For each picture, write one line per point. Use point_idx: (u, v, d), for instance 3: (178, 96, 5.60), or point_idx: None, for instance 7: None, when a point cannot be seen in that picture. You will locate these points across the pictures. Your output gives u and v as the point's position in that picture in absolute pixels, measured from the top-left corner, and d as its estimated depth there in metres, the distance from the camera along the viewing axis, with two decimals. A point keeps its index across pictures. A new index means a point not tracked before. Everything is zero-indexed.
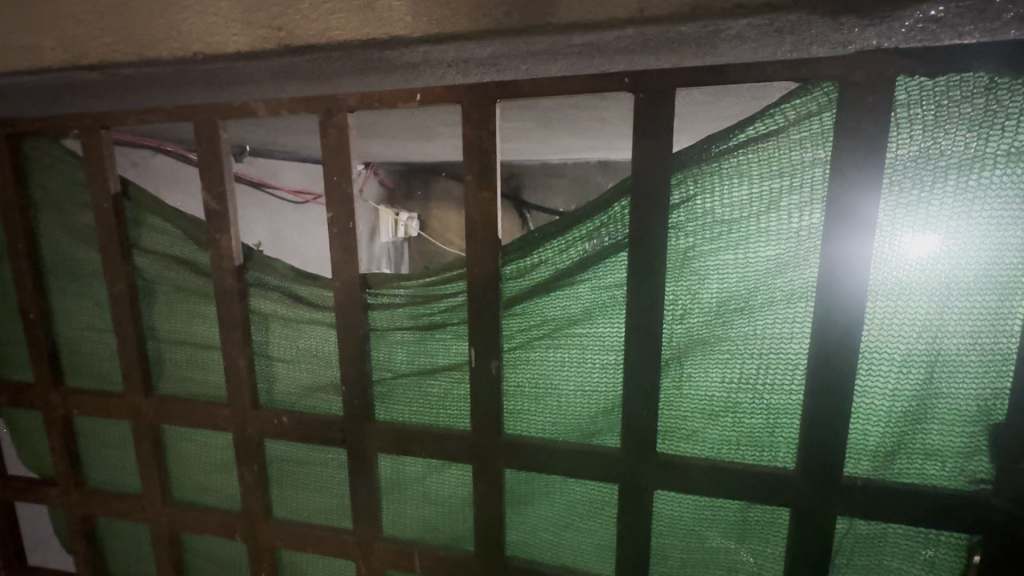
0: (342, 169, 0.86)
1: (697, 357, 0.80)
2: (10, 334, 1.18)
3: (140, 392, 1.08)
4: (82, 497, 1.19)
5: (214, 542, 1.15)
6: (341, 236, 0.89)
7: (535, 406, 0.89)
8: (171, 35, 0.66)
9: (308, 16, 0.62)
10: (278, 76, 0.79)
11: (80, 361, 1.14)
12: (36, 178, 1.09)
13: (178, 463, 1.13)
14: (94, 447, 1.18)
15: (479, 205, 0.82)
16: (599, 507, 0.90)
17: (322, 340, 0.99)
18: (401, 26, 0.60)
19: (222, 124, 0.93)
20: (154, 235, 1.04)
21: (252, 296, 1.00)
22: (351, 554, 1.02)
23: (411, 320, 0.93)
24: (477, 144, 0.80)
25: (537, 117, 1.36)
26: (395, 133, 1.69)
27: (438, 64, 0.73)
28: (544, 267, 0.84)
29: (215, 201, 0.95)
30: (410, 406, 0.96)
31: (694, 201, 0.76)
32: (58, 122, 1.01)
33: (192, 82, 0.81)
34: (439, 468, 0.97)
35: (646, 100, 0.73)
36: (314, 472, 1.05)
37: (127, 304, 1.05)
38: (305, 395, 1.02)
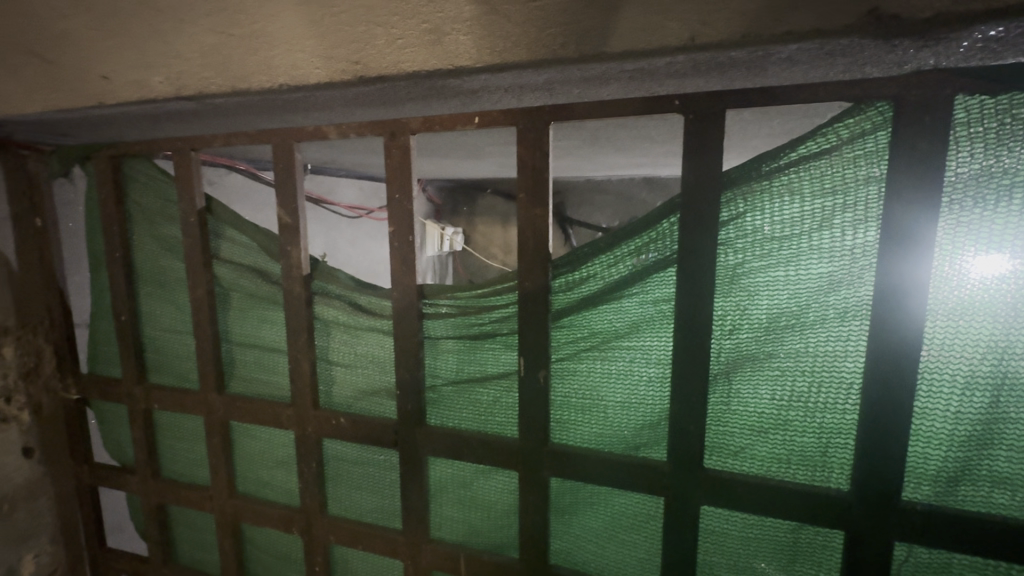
0: (403, 187, 0.92)
1: (746, 373, 0.80)
2: (104, 334, 1.31)
3: (213, 390, 1.17)
4: (157, 485, 1.29)
5: (272, 535, 1.22)
6: (401, 249, 0.95)
7: (582, 417, 0.91)
8: (261, 70, 0.75)
9: (382, 51, 0.68)
10: (350, 102, 0.86)
11: (162, 360, 1.26)
12: (134, 194, 1.22)
13: (243, 458, 1.21)
14: (170, 440, 1.29)
15: (531, 221, 0.85)
16: (644, 521, 0.91)
17: (379, 346, 1.05)
18: (466, 57, 0.65)
19: (296, 146, 1.02)
20: (232, 246, 1.14)
21: (316, 304, 1.07)
22: (400, 553, 1.06)
23: (463, 330, 0.98)
24: (531, 163, 0.84)
25: (585, 136, 1.40)
26: (447, 151, 1.77)
27: (496, 89, 0.79)
28: (594, 281, 0.88)
29: (288, 216, 1.03)
30: (460, 412, 1.00)
31: (744, 218, 0.77)
32: (155, 144, 1.13)
33: (274, 108, 0.90)
34: (486, 473, 1.00)
35: (697, 120, 0.75)
36: (368, 472, 1.10)
37: (206, 309, 1.15)
38: (362, 398, 1.08)
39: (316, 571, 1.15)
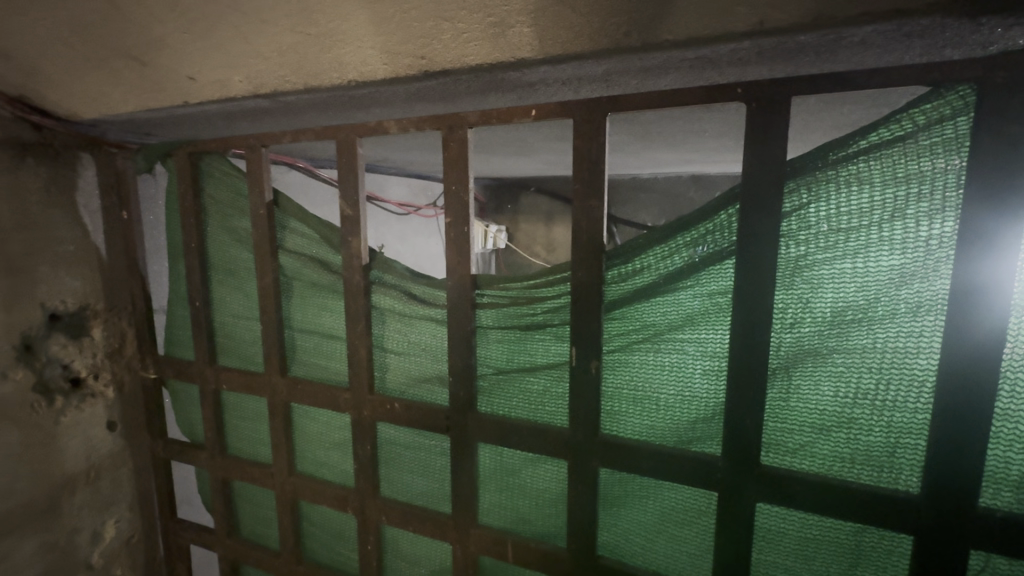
0: (460, 179, 0.95)
1: (807, 369, 0.77)
2: (179, 318, 1.41)
3: (277, 373, 1.24)
4: (223, 461, 1.38)
5: (328, 513, 1.28)
6: (457, 239, 0.97)
7: (633, 409, 0.91)
8: (334, 68, 0.80)
9: (448, 45, 0.71)
10: (411, 96, 0.90)
11: (231, 344, 1.34)
12: (209, 188, 1.30)
13: (302, 439, 1.27)
14: (236, 419, 1.37)
15: (586, 212, 0.86)
16: (695, 517, 0.89)
17: (432, 335, 1.09)
18: (528, 49, 0.68)
19: (358, 141, 1.07)
20: (297, 237, 1.21)
21: (374, 292, 1.12)
22: (449, 536, 1.09)
23: (514, 320, 0.99)
24: (587, 154, 0.85)
25: (637, 131, 1.39)
26: (496, 148, 1.79)
27: (554, 81, 0.80)
28: (648, 273, 0.87)
29: (350, 208, 1.08)
30: (510, 400, 1.02)
31: (807, 209, 0.75)
32: (230, 142, 1.21)
33: (341, 103, 0.95)
34: (534, 462, 1.01)
35: (759, 108, 0.73)
36: (419, 457, 1.14)
37: (272, 296, 1.22)
38: (414, 384, 1.12)
39: (369, 549, 1.20)
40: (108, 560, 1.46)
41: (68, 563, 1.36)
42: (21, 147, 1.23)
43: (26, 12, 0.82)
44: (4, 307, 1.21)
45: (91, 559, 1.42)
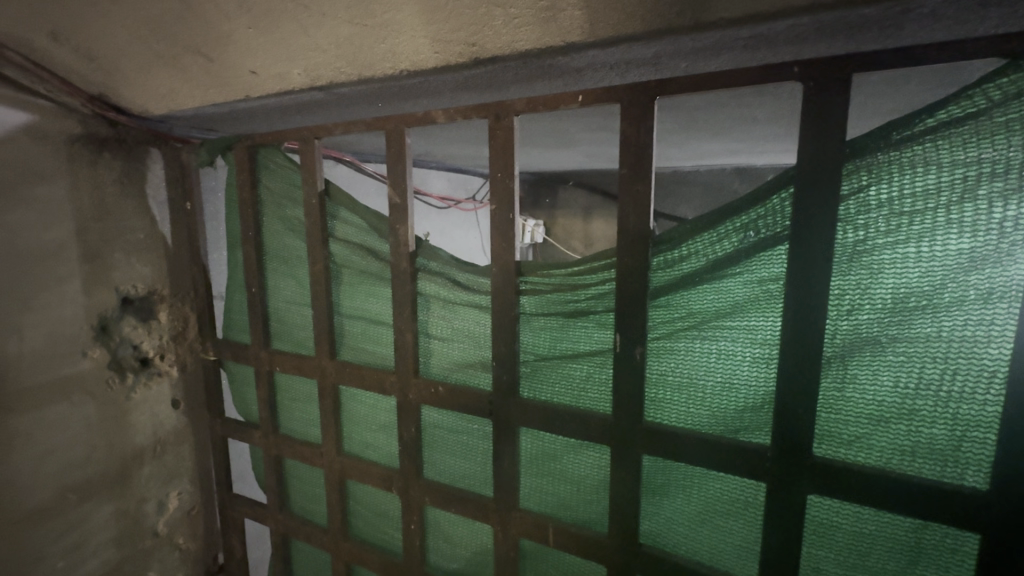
0: (505, 166, 0.96)
1: (865, 358, 0.75)
2: (237, 304, 1.49)
3: (326, 356, 1.29)
4: (276, 439, 1.45)
5: (373, 492, 1.33)
6: (502, 225, 0.99)
7: (678, 396, 0.90)
8: (386, 58, 0.83)
9: (498, 32, 0.72)
10: (459, 84, 0.92)
11: (284, 328, 1.41)
12: (265, 179, 1.37)
13: (349, 420, 1.33)
14: (288, 400, 1.44)
15: (631, 196, 0.86)
16: (741, 508, 0.88)
17: (475, 321, 1.10)
18: (578, 32, 0.69)
19: (406, 132, 1.10)
20: (346, 226, 1.25)
21: (419, 279, 1.15)
22: (491, 519, 1.12)
23: (557, 306, 1.00)
24: (635, 139, 0.85)
25: (683, 119, 1.36)
26: (537, 140, 1.80)
27: (601, 66, 0.81)
28: (695, 259, 0.86)
29: (398, 197, 1.11)
30: (553, 386, 1.02)
31: (867, 191, 0.72)
32: (286, 135, 1.27)
33: (392, 93, 0.98)
34: (576, 448, 1.02)
35: (817, 88, 0.71)
36: (461, 440, 1.16)
37: (322, 283, 1.27)
38: (457, 369, 1.14)
39: (412, 528, 1.24)
40: (172, 529, 1.57)
41: (136, 529, 1.48)
42: (99, 142, 1.34)
43: (110, 14, 0.89)
44: (84, 291, 1.32)
45: (157, 527, 1.53)
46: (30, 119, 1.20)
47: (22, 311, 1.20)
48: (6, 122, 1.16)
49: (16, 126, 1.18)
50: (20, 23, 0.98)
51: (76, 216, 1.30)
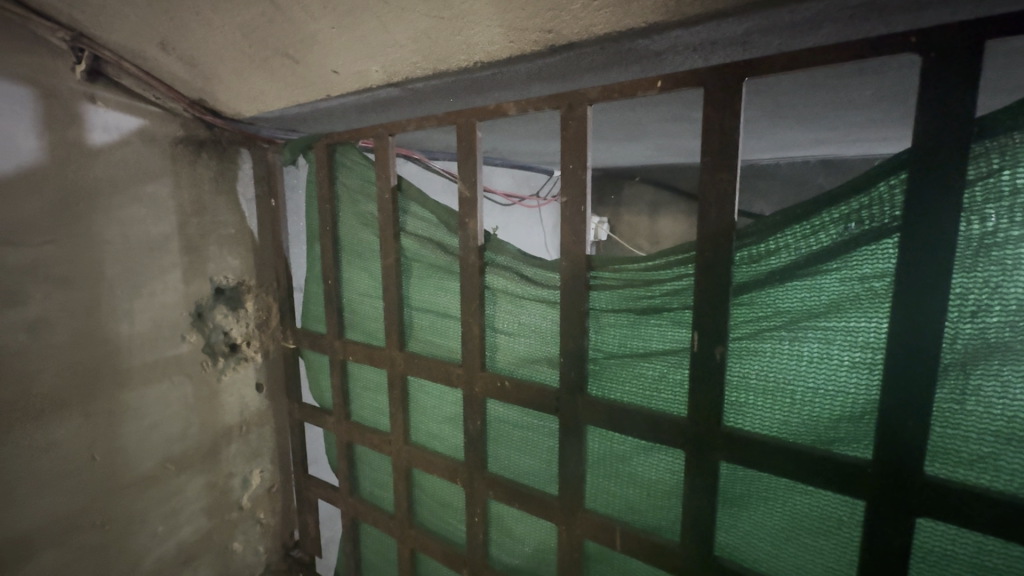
0: (577, 158, 0.94)
1: (993, 367, 0.65)
2: (314, 295, 1.57)
3: (396, 347, 1.33)
4: (348, 425, 1.51)
5: (438, 482, 1.35)
6: (573, 218, 0.96)
7: (763, 401, 0.84)
8: (462, 48, 0.84)
9: (576, 17, 0.70)
10: (533, 71, 0.91)
11: (357, 320, 1.46)
12: (342, 176, 1.43)
13: (416, 410, 1.35)
14: (358, 388, 1.50)
15: (714, 186, 0.81)
16: (832, 527, 0.81)
17: (543, 317, 1.09)
18: (663, 11, 0.65)
19: (477, 125, 1.10)
20: (416, 220, 1.28)
21: (487, 273, 1.14)
22: (555, 517, 1.10)
23: (628, 303, 0.96)
24: (719, 125, 0.79)
25: (771, 104, 1.26)
26: (606, 133, 1.75)
27: (684, 46, 0.77)
28: (785, 253, 0.80)
29: (468, 190, 1.12)
30: (623, 385, 0.99)
31: (999, 176, 0.63)
32: (362, 132, 1.31)
33: (466, 83, 0.99)
34: (647, 450, 0.98)
35: (938, 59, 0.63)
36: (526, 436, 1.15)
37: (394, 275, 1.31)
38: (523, 365, 1.13)
39: (476, 521, 1.25)
40: (255, 503, 1.69)
41: (224, 501, 1.60)
42: (198, 143, 1.45)
43: (211, 23, 0.96)
44: (183, 281, 1.44)
45: (241, 501, 1.65)
46: (141, 123, 1.33)
47: (132, 298, 1.33)
48: (122, 126, 1.29)
49: (131, 130, 1.31)
50: (135, 35, 1.08)
51: (178, 212, 1.42)
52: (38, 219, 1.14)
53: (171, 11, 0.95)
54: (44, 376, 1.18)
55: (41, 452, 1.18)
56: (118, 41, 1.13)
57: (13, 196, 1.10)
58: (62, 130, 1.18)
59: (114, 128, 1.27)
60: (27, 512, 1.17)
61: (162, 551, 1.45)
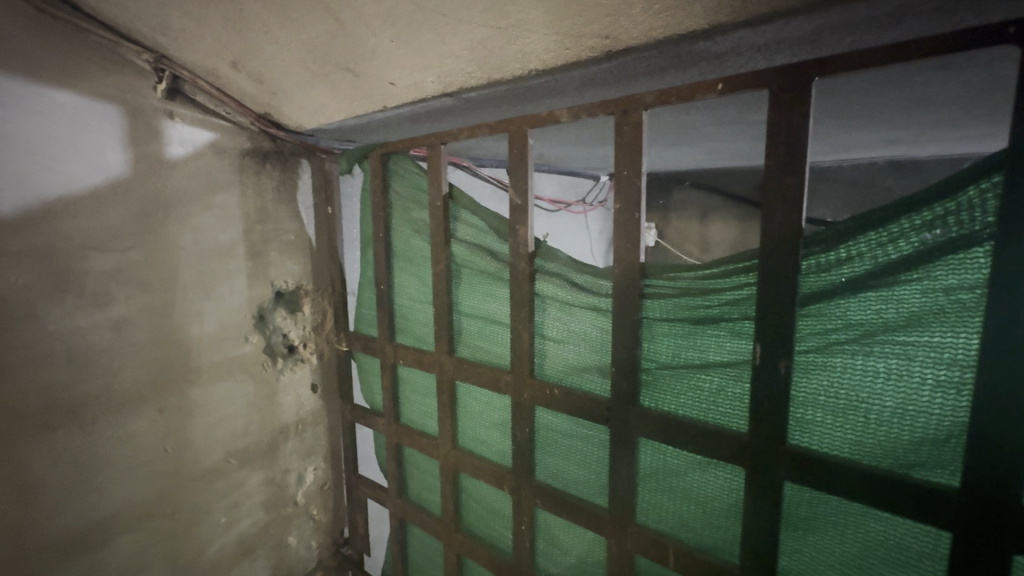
0: (632, 164, 0.92)
1: None
2: (367, 299, 1.62)
3: (445, 352, 1.35)
4: (397, 428, 1.54)
5: (484, 488, 1.35)
6: (626, 225, 0.94)
7: (832, 419, 0.79)
8: (518, 56, 0.84)
9: (636, 21, 0.69)
10: (587, 77, 0.90)
11: (407, 324, 1.50)
12: (395, 184, 1.47)
13: (464, 415, 1.37)
14: (407, 391, 1.53)
15: (780, 191, 0.77)
16: (911, 558, 0.75)
17: (594, 325, 1.07)
18: (729, 11, 0.63)
19: (529, 132, 1.10)
20: (467, 227, 1.29)
21: (538, 279, 1.14)
22: (604, 530, 1.08)
23: (684, 312, 0.93)
24: (785, 128, 0.76)
25: (839, 104, 1.20)
26: (657, 137, 1.71)
27: (749, 46, 0.74)
28: (859, 262, 0.75)
29: (519, 198, 1.12)
30: (677, 397, 0.95)
31: None
32: (415, 141, 1.34)
33: (518, 91, 1.00)
34: (703, 466, 0.94)
35: None
36: (575, 446, 1.14)
37: (444, 281, 1.33)
38: (573, 373, 1.12)
39: (523, 529, 1.24)
40: (308, 500, 1.75)
41: (280, 496, 1.67)
42: (262, 155, 1.54)
43: (279, 41, 1.01)
44: (247, 285, 1.53)
45: (296, 496, 1.72)
46: (213, 136, 1.41)
47: (202, 300, 1.42)
48: (196, 140, 1.38)
49: (204, 144, 1.40)
50: (210, 55, 1.15)
51: (244, 219, 1.50)
52: (123, 227, 1.24)
53: (243, 31, 1.01)
54: (125, 372, 1.27)
55: (122, 443, 1.28)
56: (195, 60, 1.21)
57: (102, 205, 1.20)
58: (145, 144, 1.27)
59: (189, 141, 1.36)
60: (109, 498, 1.26)
61: (225, 541, 1.53)
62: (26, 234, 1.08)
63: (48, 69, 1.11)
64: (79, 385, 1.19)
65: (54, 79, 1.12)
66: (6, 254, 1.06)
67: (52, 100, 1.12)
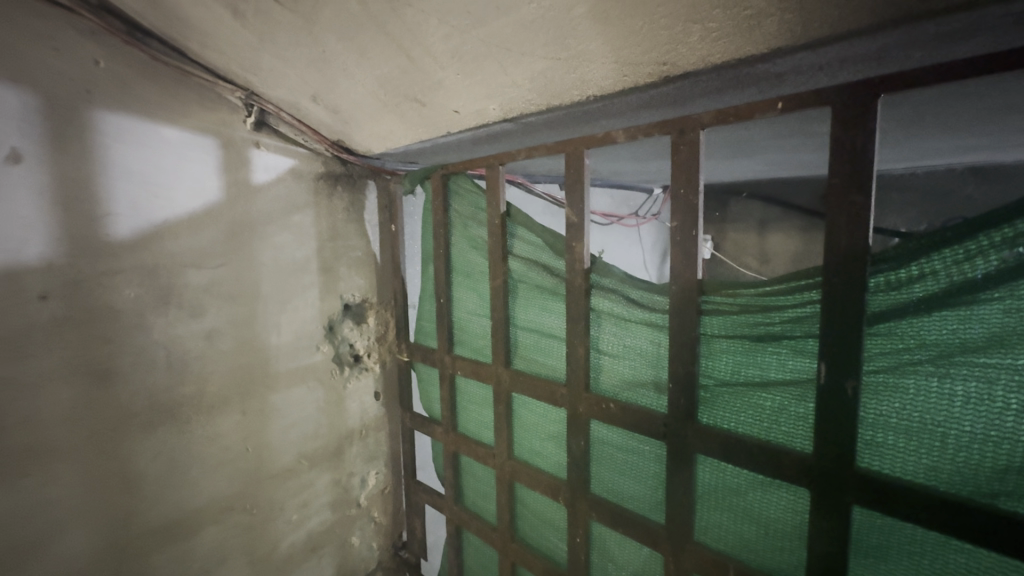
0: (688, 182, 0.94)
1: None
2: (427, 312, 1.70)
3: (502, 364, 1.39)
4: (454, 436, 1.60)
5: (539, 499, 1.38)
6: (683, 242, 0.96)
7: (906, 443, 0.76)
8: (576, 83, 0.88)
9: (693, 49, 0.72)
10: (644, 100, 0.93)
11: (465, 336, 1.56)
12: (455, 203, 1.54)
13: (520, 426, 1.40)
14: (464, 402, 1.59)
15: (844, 209, 0.76)
16: None
17: (649, 340, 1.08)
18: (788, 35, 0.65)
19: (585, 153, 1.14)
20: (523, 243, 1.34)
21: (593, 295, 1.16)
22: (661, 547, 1.07)
23: (743, 329, 0.93)
24: (849, 145, 0.75)
25: (911, 114, 1.15)
26: (713, 150, 1.70)
27: (809, 66, 0.75)
28: (933, 280, 0.72)
29: (575, 216, 1.16)
30: (737, 415, 0.95)
31: None
32: (475, 163, 1.41)
33: (575, 114, 1.04)
34: (765, 486, 0.93)
35: None
36: (631, 460, 1.14)
37: (501, 296, 1.38)
38: (628, 388, 1.13)
39: (578, 542, 1.25)
40: (370, 502, 1.85)
41: (345, 497, 1.77)
42: (334, 178, 1.66)
43: (355, 77, 1.11)
44: (319, 298, 1.65)
45: (359, 498, 1.81)
46: (292, 162, 1.55)
47: (280, 312, 1.54)
48: (278, 166, 1.52)
49: (285, 169, 1.53)
50: (294, 91, 1.28)
51: (317, 238, 1.63)
52: (215, 246, 1.38)
53: (325, 69, 1.11)
54: (214, 377, 1.41)
55: (210, 441, 1.41)
56: (280, 96, 1.34)
57: (199, 227, 1.34)
58: (236, 171, 1.42)
59: (272, 168, 1.50)
60: (198, 492, 1.39)
61: (296, 537, 1.63)
62: (138, 253, 1.23)
63: (159, 108, 1.26)
64: (177, 387, 1.33)
65: (163, 117, 1.27)
66: (123, 271, 1.21)
67: (161, 135, 1.27)
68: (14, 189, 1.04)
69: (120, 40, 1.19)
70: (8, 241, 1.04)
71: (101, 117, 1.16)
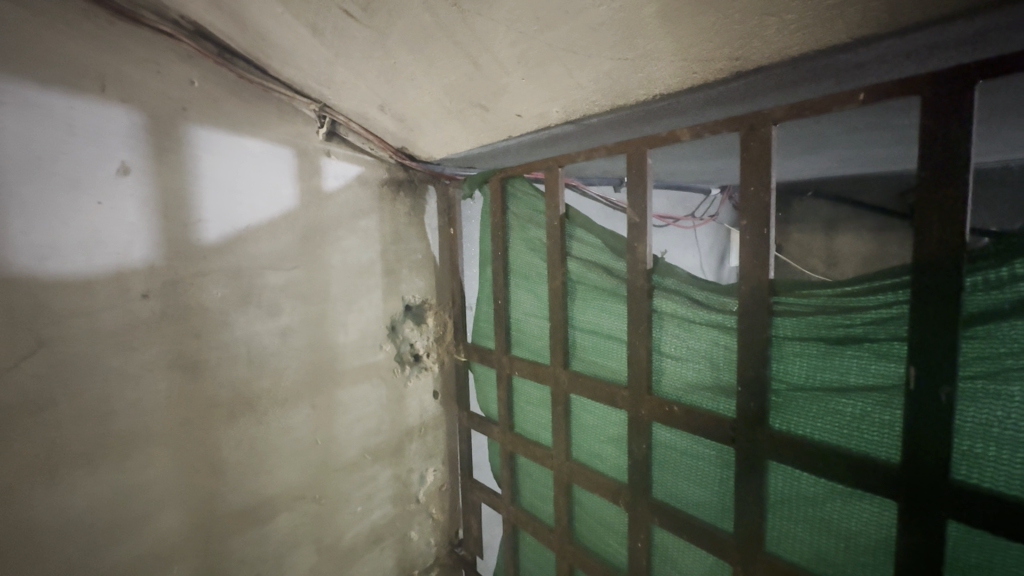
0: (759, 179, 0.91)
1: None
2: (484, 313, 1.73)
3: (560, 365, 1.40)
4: (511, 436, 1.62)
5: (598, 502, 1.37)
6: (754, 241, 0.93)
7: (1010, 455, 0.70)
8: (642, 82, 0.88)
9: (768, 42, 0.71)
10: (712, 96, 0.91)
11: (522, 337, 1.58)
12: (513, 206, 1.57)
13: (578, 428, 1.40)
14: (521, 402, 1.60)
15: (936, 204, 0.72)
16: None
17: (715, 342, 1.05)
18: (873, 24, 0.63)
19: (647, 152, 1.13)
20: (581, 244, 1.34)
21: (656, 296, 1.15)
22: (728, 555, 1.04)
23: (819, 331, 0.88)
24: (941, 137, 0.71)
25: (1010, 102, 1.07)
26: (779, 147, 1.64)
27: (895, 55, 0.71)
28: None
29: (637, 216, 1.15)
30: (812, 421, 0.91)
31: None
32: (533, 166, 1.43)
33: (639, 114, 1.04)
34: (845, 497, 0.88)
35: None
36: (695, 465, 1.12)
37: (559, 297, 1.39)
38: (692, 391, 1.11)
39: (639, 546, 1.23)
40: (428, 498, 1.90)
41: (405, 492, 1.83)
42: (397, 184, 1.73)
43: (422, 86, 1.16)
44: (382, 299, 1.72)
45: (417, 494, 1.87)
46: (359, 170, 1.63)
47: (347, 312, 1.62)
48: (347, 174, 1.60)
49: (353, 176, 1.62)
50: (363, 101, 1.34)
51: (381, 241, 1.70)
52: (290, 250, 1.47)
53: (393, 79, 1.17)
54: (289, 373, 1.50)
55: (284, 433, 1.50)
56: (350, 107, 1.42)
57: (277, 232, 1.44)
58: (309, 179, 1.51)
59: (341, 175, 1.59)
60: (273, 480, 1.48)
61: (360, 529, 1.70)
62: (224, 255, 1.34)
63: (244, 122, 1.37)
64: (255, 380, 1.43)
65: (248, 130, 1.38)
66: (210, 272, 1.31)
67: (246, 147, 1.37)
68: (122, 199, 1.16)
69: (212, 61, 1.30)
70: (117, 244, 1.15)
71: (195, 132, 1.27)
